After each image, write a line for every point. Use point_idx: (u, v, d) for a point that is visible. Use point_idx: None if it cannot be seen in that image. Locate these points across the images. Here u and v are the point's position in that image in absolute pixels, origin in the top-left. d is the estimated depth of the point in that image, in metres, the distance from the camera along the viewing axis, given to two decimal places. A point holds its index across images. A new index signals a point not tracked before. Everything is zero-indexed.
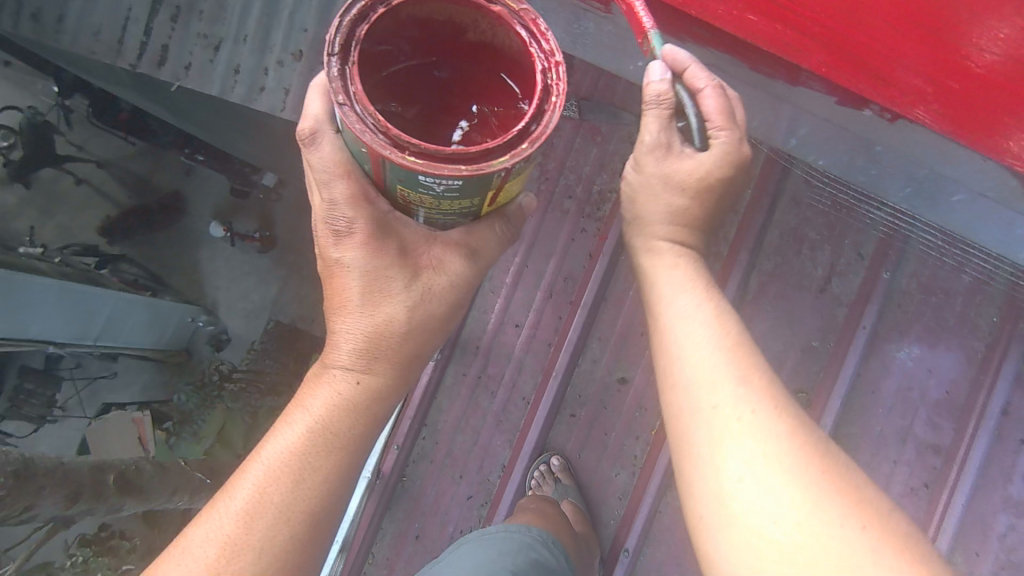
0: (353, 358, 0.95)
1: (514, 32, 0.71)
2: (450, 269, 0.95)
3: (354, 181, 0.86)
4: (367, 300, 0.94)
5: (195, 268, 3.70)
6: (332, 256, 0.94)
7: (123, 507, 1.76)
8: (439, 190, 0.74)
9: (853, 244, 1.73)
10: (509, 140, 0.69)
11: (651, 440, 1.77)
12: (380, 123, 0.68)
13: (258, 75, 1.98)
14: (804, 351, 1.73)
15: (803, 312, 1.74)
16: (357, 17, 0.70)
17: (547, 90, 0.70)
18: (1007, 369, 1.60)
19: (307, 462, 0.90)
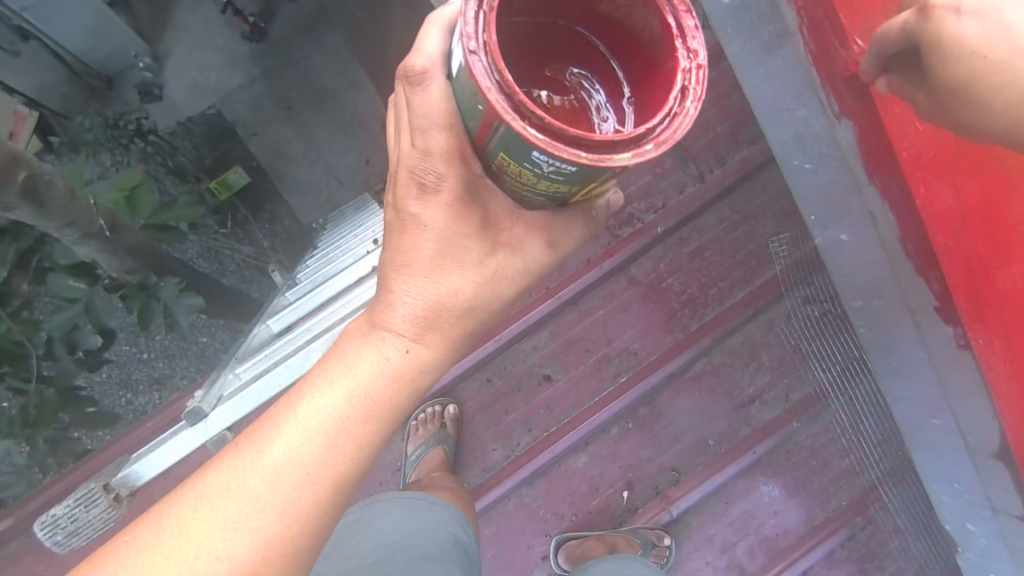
0: (408, 325, 0.84)
1: (660, 17, 0.62)
2: (529, 254, 0.85)
3: (454, 134, 0.73)
4: (435, 264, 0.82)
5: (168, 12, 3.39)
6: (408, 209, 0.81)
7: (14, 209, 1.55)
8: (547, 170, 0.65)
9: (787, 385, 1.93)
10: (635, 136, 0.60)
11: (539, 439, 1.86)
12: (508, 83, 0.60)
13: None
14: (699, 443, 1.89)
15: (718, 413, 1.90)
16: None
17: (682, 93, 0.62)
18: (830, 541, 1.84)
19: (346, 430, 0.83)
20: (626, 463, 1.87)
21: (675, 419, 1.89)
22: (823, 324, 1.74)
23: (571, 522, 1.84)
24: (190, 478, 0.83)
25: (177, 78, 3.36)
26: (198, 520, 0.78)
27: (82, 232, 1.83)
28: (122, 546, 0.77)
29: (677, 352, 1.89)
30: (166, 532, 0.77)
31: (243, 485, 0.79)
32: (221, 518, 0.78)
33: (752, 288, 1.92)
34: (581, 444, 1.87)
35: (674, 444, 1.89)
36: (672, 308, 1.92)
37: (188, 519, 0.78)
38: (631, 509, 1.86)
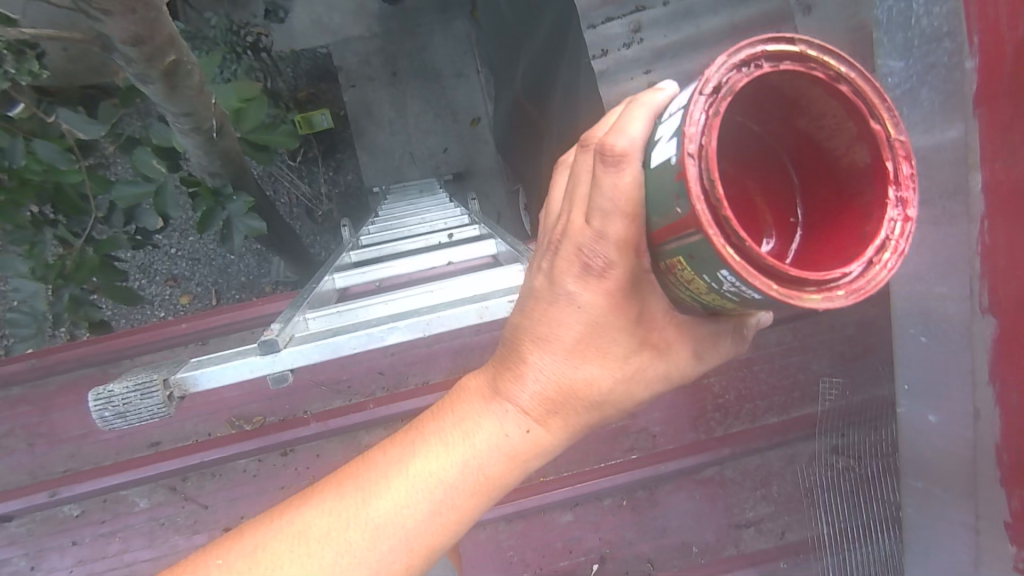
0: (534, 406, 0.88)
1: (874, 157, 0.63)
2: (674, 360, 0.87)
3: (635, 227, 0.72)
4: (578, 352, 0.85)
5: None
6: (562, 287, 0.82)
7: (149, 83, 1.60)
8: (726, 288, 0.64)
9: (785, 523, 1.87)
10: (828, 277, 0.59)
11: (533, 480, 1.86)
12: (715, 192, 0.58)
13: None
14: (681, 545, 1.86)
15: (710, 523, 1.88)
16: (742, 61, 0.60)
17: (883, 243, 0.61)
18: None
19: (451, 499, 0.87)
20: (604, 536, 1.85)
21: (667, 512, 1.87)
22: (847, 479, 1.73)
23: (533, 571, 1.81)
24: (290, 507, 0.89)
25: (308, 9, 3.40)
26: (297, 560, 0.84)
27: (193, 126, 1.89)
28: (216, 569, 0.84)
29: (694, 453, 1.87)
30: (268, 567, 0.84)
31: (345, 537, 0.85)
32: (317, 562, 0.84)
33: (783, 418, 1.91)
34: (570, 503, 1.85)
35: (660, 537, 1.86)
36: (704, 406, 1.92)
37: (287, 556, 0.84)
38: None
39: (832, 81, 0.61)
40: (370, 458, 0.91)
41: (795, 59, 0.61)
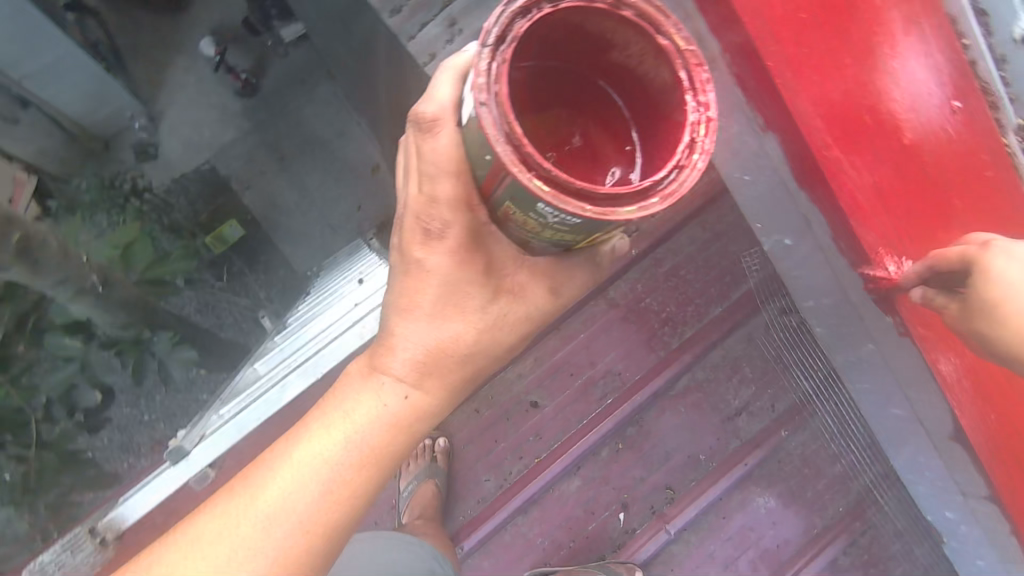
0: (406, 372, 0.94)
1: (670, 70, 0.62)
2: (532, 300, 0.93)
3: (462, 184, 0.81)
4: (435, 312, 0.91)
5: (166, 75, 3.56)
6: (414, 254, 0.90)
7: (7, 269, 1.62)
8: (552, 220, 0.66)
9: (772, 396, 1.95)
10: (639, 191, 0.61)
11: (531, 465, 1.86)
12: (514, 134, 0.60)
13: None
14: (690, 459, 1.90)
15: (705, 428, 1.92)
16: (519, 9, 0.62)
17: (690, 146, 0.62)
18: (831, 550, 1.85)
19: (342, 477, 0.94)
20: (619, 484, 1.88)
21: (662, 437, 1.91)
22: (791, 336, 1.77)
23: (569, 548, 1.83)
24: (190, 518, 0.97)
25: (172, 137, 3.50)
26: (193, 563, 0.92)
27: (76, 290, 1.89)
28: None
29: (660, 371, 1.92)
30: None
31: (238, 531, 0.92)
32: (215, 561, 0.91)
33: (727, 303, 1.97)
34: (574, 469, 1.87)
35: (665, 462, 1.90)
36: (652, 326, 1.96)
37: (184, 564, 0.92)
38: (629, 530, 1.86)
39: (614, 8, 0.62)
40: (267, 460, 0.97)
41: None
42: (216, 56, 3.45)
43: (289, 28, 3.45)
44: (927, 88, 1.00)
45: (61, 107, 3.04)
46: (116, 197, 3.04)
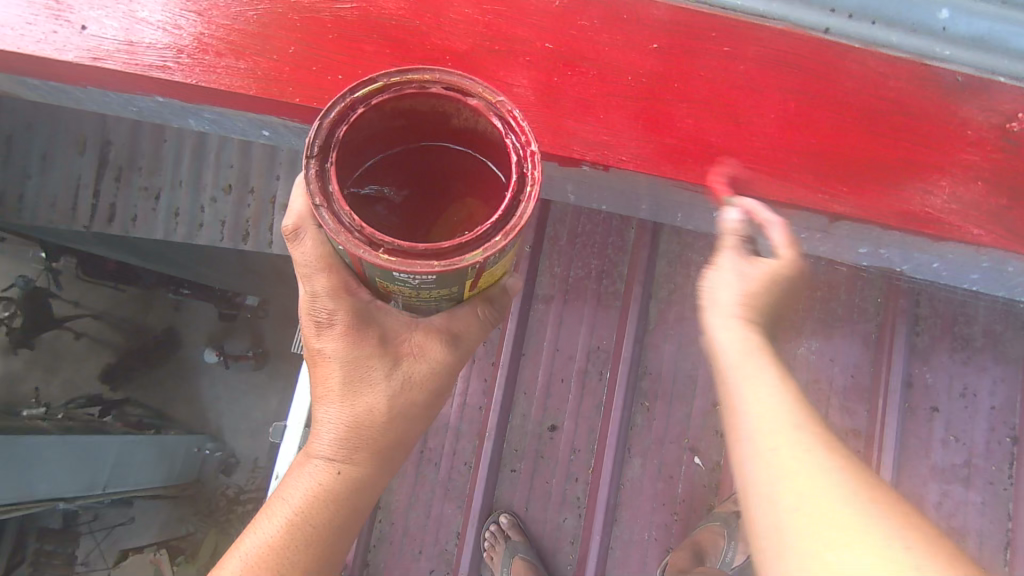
0: (333, 450, 0.95)
1: (491, 124, 0.67)
2: (433, 356, 0.95)
3: (334, 274, 0.89)
4: (348, 390, 0.94)
5: (198, 399, 3.68)
6: (313, 346, 0.95)
7: None
8: (414, 285, 0.67)
9: None
10: (485, 234, 0.63)
11: (590, 480, 1.82)
12: (356, 222, 0.63)
13: (242, 224, 2.50)
14: (712, 366, 1.82)
15: (704, 331, 1.84)
16: (337, 117, 0.65)
17: (523, 182, 0.65)
18: (899, 345, 1.69)
19: (284, 558, 0.90)
20: (674, 436, 1.81)
21: (675, 367, 1.84)
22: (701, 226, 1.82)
23: (677, 522, 1.78)
24: None
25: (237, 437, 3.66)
26: None
27: None
28: None
29: (626, 320, 1.86)
30: None
31: None
32: None
33: (631, 223, 1.92)
34: (625, 453, 1.81)
35: (696, 384, 1.83)
36: (593, 291, 1.91)
37: None
38: (714, 467, 1.79)
39: (427, 89, 0.67)
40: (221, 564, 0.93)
41: (387, 87, 0.65)
42: (220, 357, 3.60)
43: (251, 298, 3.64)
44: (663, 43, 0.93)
45: (146, 488, 3.09)
46: (224, 519, 3.45)
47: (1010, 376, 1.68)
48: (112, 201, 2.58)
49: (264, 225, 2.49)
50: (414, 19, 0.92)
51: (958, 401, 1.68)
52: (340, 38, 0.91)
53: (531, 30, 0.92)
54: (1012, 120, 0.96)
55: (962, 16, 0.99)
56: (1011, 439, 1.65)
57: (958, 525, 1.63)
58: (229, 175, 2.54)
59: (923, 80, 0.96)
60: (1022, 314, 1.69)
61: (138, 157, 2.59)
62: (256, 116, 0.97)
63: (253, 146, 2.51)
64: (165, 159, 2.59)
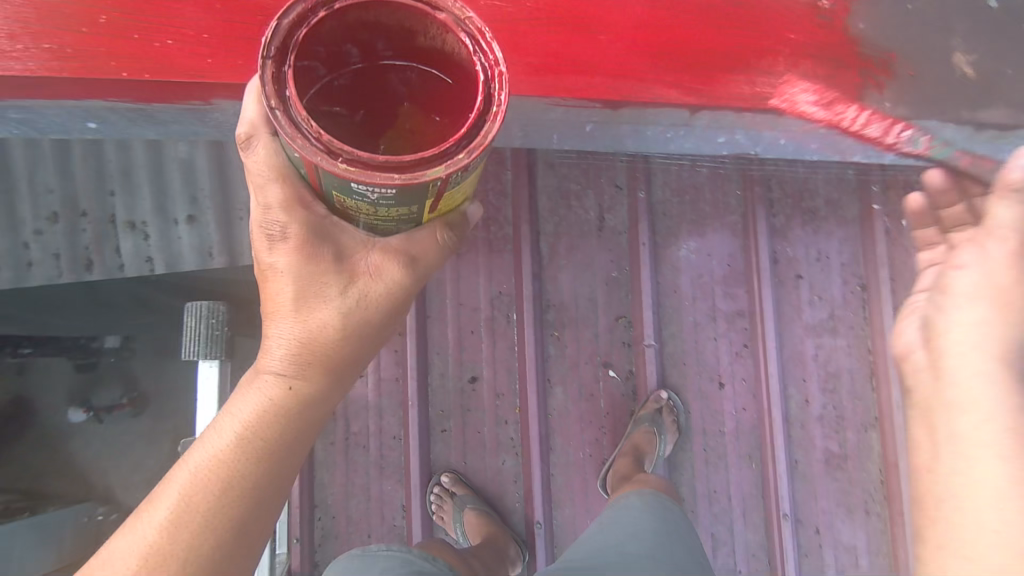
0: (283, 365, 0.84)
1: (459, 40, 0.66)
2: (389, 274, 0.85)
3: (288, 184, 0.80)
4: (298, 308, 0.84)
5: (74, 465, 3.22)
6: (263, 259, 0.85)
7: None
8: (373, 198, 0.68)
9: (609, 179, 1.94)
10: (447, 148, 0.63)
11: (520, 419, 1.88)
12: (315, 128, 0.62)
13: (82, 252, 2.21)
14: (608, 284, 1.92)
15: (595, 255, 1.92)
16: (297, 18, 0.64)
17: (489, 97, 0.64)
18: (761, 227, 1.89)
19: (232, 474, 0.80)
20: (588, 356, 1.90)
21: (576, 294, 1.91)
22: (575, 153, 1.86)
23: (607, 435, 1.89)
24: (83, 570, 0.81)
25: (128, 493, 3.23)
26: None
27: None
28: None
29: (522, 260, 1.89)
30: None
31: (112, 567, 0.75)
32: None
33: (506, 165, 1.92)
34: (547, 384, 1.89)
35: (598, 305, 1.91)
36: (484, 240, 1.92)
37: None
38: (628, 375, 1.91)
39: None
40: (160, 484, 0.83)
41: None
42: (89, 413, 3.22)
43: (110, 338, 3.17)
44: None
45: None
46: None
47: (853, 236, 1.91)
48: None
49: (109, 248, 2.22)
50: None
51: (815, 265, 1.91)
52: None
53: None
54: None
55: None
56: (860, 288, 1.89)
57: (832, 368, 1.89)
58: (50, 202, 2.21)
59: None
60: (851, 179, 1.91)
61: None
62: (77, 103, 0.86)
63: (71, 162, 2.19)
64: None
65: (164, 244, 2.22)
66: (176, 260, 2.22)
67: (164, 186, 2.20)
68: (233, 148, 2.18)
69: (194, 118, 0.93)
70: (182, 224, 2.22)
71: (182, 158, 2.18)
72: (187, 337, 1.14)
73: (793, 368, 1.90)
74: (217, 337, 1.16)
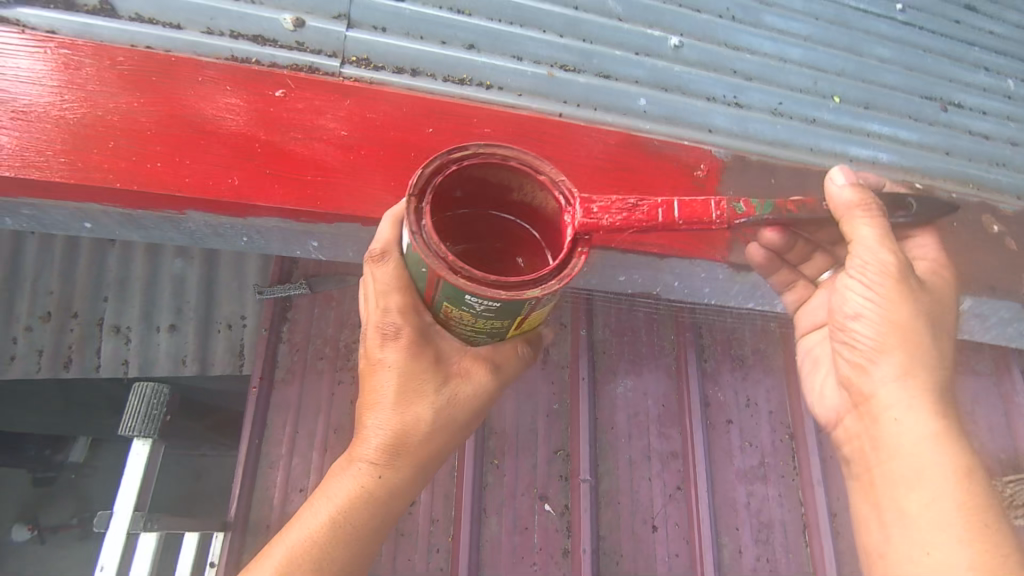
0: (379, 457, 1.00)
1: (554, 198, 0.89)
2: (478, 377, 1.04)
3: (406, 292, 0.98)
4: (400, 402, 1.01)
5: None
6: (374, 355, 1.02)
7: None
8: (479, 310, 0.84)
9: (555, 318, 2.13)
10: (542, 275, 0.81)
11: (451, 547, 1.87)
12: (440, 250, 0.81)
13: (63, 351, 2.35)
14: (548, 416, 2.02)
15: (537, 386, 2.05)
16: (433, 168, 0.86)
17: (577, 243, 0.85)
18: (693, 370, 2.03)
19: (324, 558, 0.95)
20: (525, 487, 1.94)
21: (517, 422, 2.01)
22: None
23: (538, 571, 1.86)
24: None
25: None
26: None
27: None
28: None
29: None
30: None
31: None
32: None
33: None
34: (482, 512, 1.90)
35: (538, 436, 2.00)
36: None
37: None
38: (564, 510, 1.93)
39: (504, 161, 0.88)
40: (256, 559, 0.96)
41: (475, 154, 0.87)
42: (33, 531, 3.15)
43: (76, 450, 3.15)
44: (436, 128, 1.20)
45: None
46: None
47: (779, 384, 2.07)
48: None
49: (90, 349, 2.37)
50: (225, 115, 1.10)
51: (745, 410, 2.03)
52: (159, 132, 1.06)
53: (324, 120, 1.14)
54: (696, 168, 1.33)
55: (655, 102, 1.40)
56: (789, 436, 2.01)
57: (765, 518, 1.92)
58: (47, 303, 2.40)
59: (633, 144, 1.30)
60: (775, 331, 2.13)
61: None
62: (76, 205, 1.07)
63: (75, 268, 2.42)
64: None
65: (143, 350, 2.38)
66: (150, 365, 2.37)
67: (153, 297, 2.42)
68: (224, 267, 2.44)
69: (171, 226, 1.14)
70: (163, 332, 2.39)
71: (176, 272, 2.43)
72: (126, 414, 1.18)
73: (727, 515, 1.92)
74: (154, 417, 1.18)
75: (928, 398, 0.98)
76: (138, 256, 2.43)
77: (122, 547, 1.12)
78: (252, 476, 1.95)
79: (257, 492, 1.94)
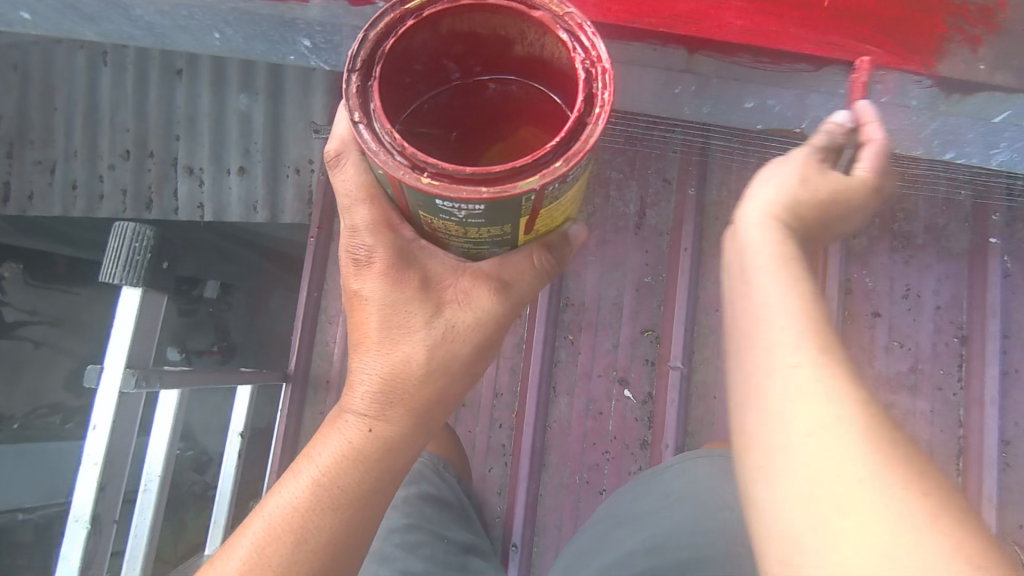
0: (367, 405, 0.85)
1: (557, 39, 0.63)
2: (479, 302, 0.85)
3: (377, 205, 0.82)
4: (385, 336, 0.85)
5: None
6: (351, 287, 0.87)
7: None
8: (461, 216, 0.66)
9: (657, 171, 1.72)
10: (539, 158, 0.60)
11: (515, 424, 1.67)
12: (397, 141, 0.61)
13: (144, 190, 2.31)
14: (638, 291, 1.68)
15: (628, 253, 1.70)
16: (385, 30, 0.64)
17: (590, 100, 0.61)
18: (834, 248, 1.56)
19: (310, 524, 0.80)
20: (602, 368, 1.67)
21: (599, 294, 1.69)
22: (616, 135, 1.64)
23: (610, 460, 1.64)
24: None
25: None
26: None
27: None
28: None
29: None
30: None
31: None
32: None
33: None
34: (551, 391, 1.67)
35: (624, 312, 1.69)
36: None
37: None
38: (646, 399, 1.65)
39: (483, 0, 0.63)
40: (235, 532, 0.83)
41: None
42: None
43: None
44: None
45: None
46: None
47: (956, 272, 1.54)
48: (6, 179, 2.36)
49: (167, 190, 2.30)
50: None
51: (901, 303, 1.55)
52: None
53: None
54: None
55: None
56: (958, 341, 1.52)
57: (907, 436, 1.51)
58: (125, 140, 2.34)
59: None
60: (964, 203, 1.55)
61: (29, 130, 2.37)
62: None
63: (147, 105, 2.32)
64: (58, 129, 2.38)
65: (216, 192, 2.26)
66: (224, 210, 2.25)
67: (223, 135, 2.27)
68: (290, 105, 2.23)
69: (118, 15, 0.90)
70: (233, 175, 2.26)
71: (242, 110, 2.26)
72: (109, 255, 1.07)
73: None
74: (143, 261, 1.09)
75: (787, 245, 0.70)
76: (206, 92, 2.28)
77: (115, 405, 1.00)
78: (313, 330, 1.85)
79: (319, 347, 1.85)
